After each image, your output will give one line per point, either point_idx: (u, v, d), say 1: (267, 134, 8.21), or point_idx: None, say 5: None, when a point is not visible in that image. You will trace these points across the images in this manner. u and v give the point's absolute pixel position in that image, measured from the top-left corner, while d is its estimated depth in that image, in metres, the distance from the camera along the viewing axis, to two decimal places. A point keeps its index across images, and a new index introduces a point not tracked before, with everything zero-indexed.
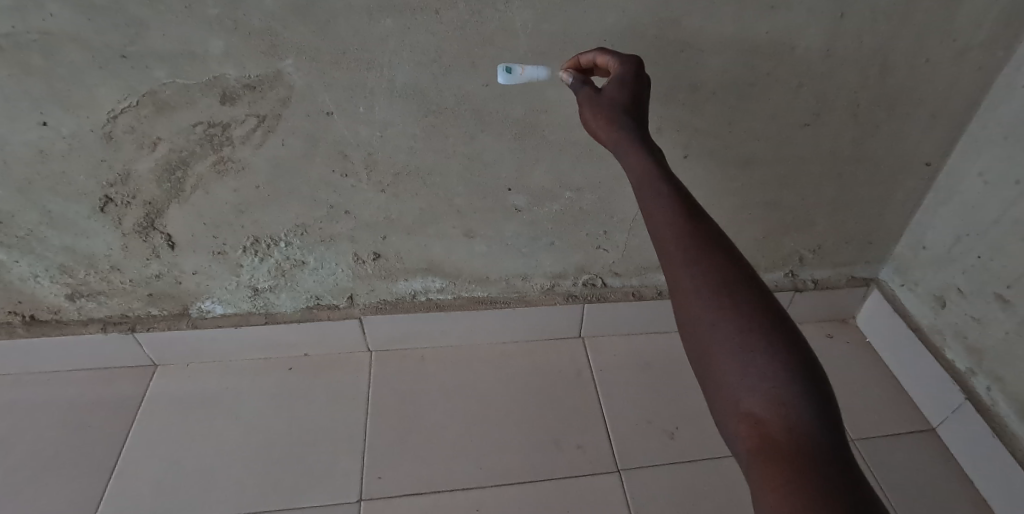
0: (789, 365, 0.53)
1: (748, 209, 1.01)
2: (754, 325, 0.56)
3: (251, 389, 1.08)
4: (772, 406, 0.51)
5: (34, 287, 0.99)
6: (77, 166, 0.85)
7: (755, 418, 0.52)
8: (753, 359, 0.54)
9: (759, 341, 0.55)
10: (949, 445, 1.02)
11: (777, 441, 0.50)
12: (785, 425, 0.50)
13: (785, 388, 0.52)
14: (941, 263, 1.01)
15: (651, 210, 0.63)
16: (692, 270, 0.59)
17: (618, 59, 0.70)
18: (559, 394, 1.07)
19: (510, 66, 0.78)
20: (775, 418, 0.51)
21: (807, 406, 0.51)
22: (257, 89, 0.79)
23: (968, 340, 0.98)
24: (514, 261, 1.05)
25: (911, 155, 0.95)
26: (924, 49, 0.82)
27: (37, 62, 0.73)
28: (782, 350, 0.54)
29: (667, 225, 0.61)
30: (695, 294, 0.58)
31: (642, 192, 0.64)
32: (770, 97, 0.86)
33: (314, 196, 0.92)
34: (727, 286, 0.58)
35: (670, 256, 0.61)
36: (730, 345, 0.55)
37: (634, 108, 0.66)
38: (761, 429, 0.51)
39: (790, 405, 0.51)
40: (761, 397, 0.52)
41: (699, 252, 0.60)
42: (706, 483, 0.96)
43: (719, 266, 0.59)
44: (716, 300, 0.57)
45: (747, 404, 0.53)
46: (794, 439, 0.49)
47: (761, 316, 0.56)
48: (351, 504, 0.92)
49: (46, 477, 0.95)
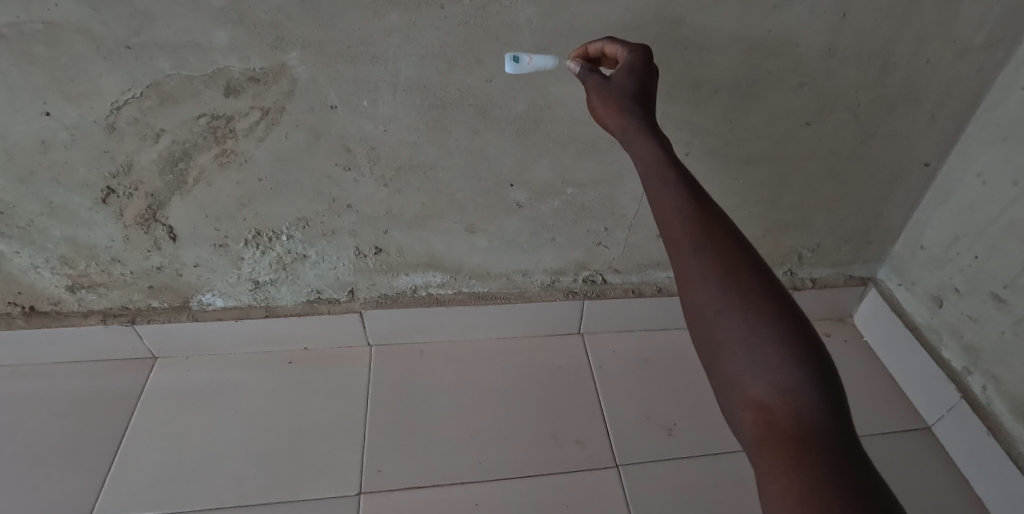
0: (795, 353, 0.54)
1: (748, 208, 1.02)
2: (761, 313, 0.56)
3: (250, 382, 1.08)
4: (778, 393, 0.52)
5: (34, 278, 0.99)
6: (79, 157, 0.85)
7: (760, 405, 0.52)
8: (760, 346, 0.54)
9: (766, 328, 0.55)
10: (945, 444, 1.03)
11: (783, 428, 0.50)
12: (791, 412, 0.51)
13: (791, 375, 0.52)
14: (939, 262, 1.02)
15: (659, 199, 0.63)
16: (699, 259, 0.60)
17: (626, 48, 0.70)
18: (558, 390, 1.08)
19: (517, 55, 0.77)
20: (780, 405, 0.51)
21: (814, 393, 0.52)
22: (261, 82, 0.79)
23: (964, 340, 0.99)
24: (514, 257, 1.06)
25: (910, 154, 0.96)
26: (924, 50, 0.83)
27: (41, 52, 0.73)
28: (789, 338, 0.54)
29: (675, 214, 0.62)
30: (702, 283, 0.59)
31: (649, 181, 0.64)
32: (771, 95, 0.87)
33: (316, 190, 0.92)
34: (734, 275, 0.59)
35: (677, 245, 0.62)
36: (737, 333, 0.56)
37: (642, 98, 0.67)
38: (767, 416, 0.52)
39: (796, 392, 0.52)
40: (767, 384, 0.53)
41: (706, 242, 0.60)
42: (704, 480, 0.97)
43: (726, 255, 0.60)
44: (723, 288, 0.58)
45: (753, 391, 0.53)
46: (800, 426, 0.50)
47: (768, 304, 0.57)
48: (351, 497, 0.93)
49: (47, 467, 0.95)
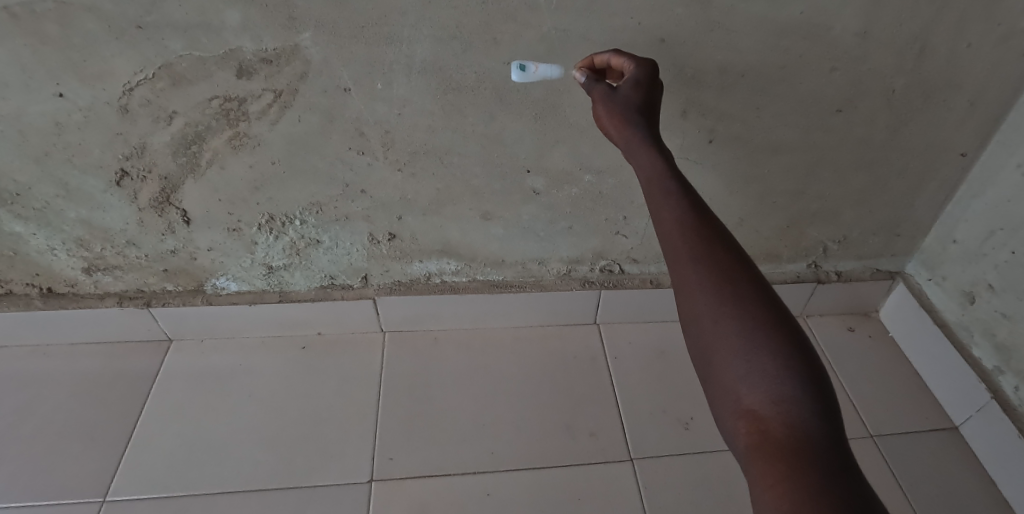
0: (792, 363, 0.52)
1: (773, 198, 0.98)
2: (760, 324, 0.54)
3: (264, 365, 1.08)
4: (773, 402, 0.50)
5: (52, 259, 1.00)
6: (93, 139, 0.84)
7: (756, 415, 0.50)
8: (756, 355, 0.52)
9: (763, 339, 0.53)
10: (973, 446, 0.99)
11: (778, 438, 0.48)
12: (785, 422, 0.49)
13: (787, 386, 0.50)
14: (972, 257, 0.98)
15: (659, 208, 0.62)
16: (697, 267, 0.58)
17: (633, 61, 0.70)
18: (574, 380, 1.06)
19: (523, 64, 0.78)
20: (776, 415, 0.49)
21: (809, 404, 0.50)
22: (275, 63, 0.77)
23: (997, 338, 0.96)
24: (531, 245, 1.03)
25: (945, 144, 0.92)
26: (965, 33, 0.78)
27: (52, 32, 0.72)
28: (786, 349, 0.52)
29: (675, 223, 0.61)
30: (700, 291, 0.57)
31: (650, 190, 0.63)
32: (799, 81, 0.83)
33: (331, 174, 0.90)
34: (732, 286, 0.57)
35: (676, 254, 0.60)
36: (733, 342, 0.54)
37: (646, 109, 0.66)
38: (761, 425, 0.50)
39: (792, 402, 0.50)
40: (764, 393, 0.51)
41: (706, 251, 0.59)
42: (721, 475, 0.94)
43: (724, 265, 0.58)
44: (720, 297, 0.56)
45: (747, 400, 0.51)
46: (795, 438, 0.48)
47: (765, 314, 0.55)
48: (362, 484, 0.92)
49: (63, 447, 0.96)
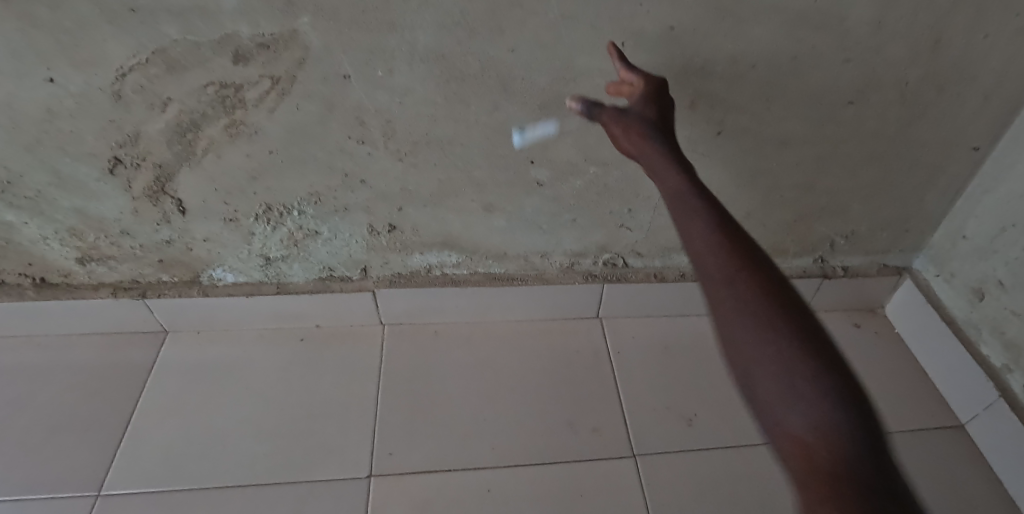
0: (840, 387, 0.47)
1: (781, 192, 0.97)
2: (802, 346, 0.49)
3: (262, 358, 1.07)
4: (823, 430, 0.45)
5: (45, 249, 0.98)
6: (85, 126, 0.82)
7: (802, 444, 0.45)
8: (799, 379, 0.48)
9: (806, 361, 0.48)
10: (979, 445, 0.98)
11: (829, 470, 0.43)
12: (837, 452, 0.44)
13: (838, 411, 0.45)
14: (982, 254, 0.96)
15: (688, 226, 0.58)
16: (733, 286, 0.53)
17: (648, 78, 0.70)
18: (576, 375, 1.05)
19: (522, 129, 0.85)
20: (825, 444, 0.44)
21: (862, 432, 0.45)
22: (272, 49, 0.75)
23: (1006, 336, 0.94)
24: (533, 238, 1.02)
25: (957, 137, 0.90)
26: (983, 24, 0.76)
27: (42, 15, 0.70)
28: (832, 373, 0.48)
29: (706, 240, 0.56)
30: (736, 311, 0.52)
31: (678, 207, 0.59)
32: (811, 73, 0.81)
33: (330, 164, 0.88)
34: (770, 306, 0.52)
35: (708, 274, 0.55)
36: (774, 365, 0.49)
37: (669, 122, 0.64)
38: (809, 456, 0.44)
39: (842, 430, 0.45)
40: (811, 420, 0.46)
41: (741, 270, 0.54)
42: (725, 473, 0.93)
43: (760, 283, 0.53)
44: (758, 317, 0.51)
45: (792, 429, 0.46)
46: (848, 468, 0.43)
47: (808, 336, 0.50)
48: (361, 480, 0.91)
49: (58, 439, 0.95)
